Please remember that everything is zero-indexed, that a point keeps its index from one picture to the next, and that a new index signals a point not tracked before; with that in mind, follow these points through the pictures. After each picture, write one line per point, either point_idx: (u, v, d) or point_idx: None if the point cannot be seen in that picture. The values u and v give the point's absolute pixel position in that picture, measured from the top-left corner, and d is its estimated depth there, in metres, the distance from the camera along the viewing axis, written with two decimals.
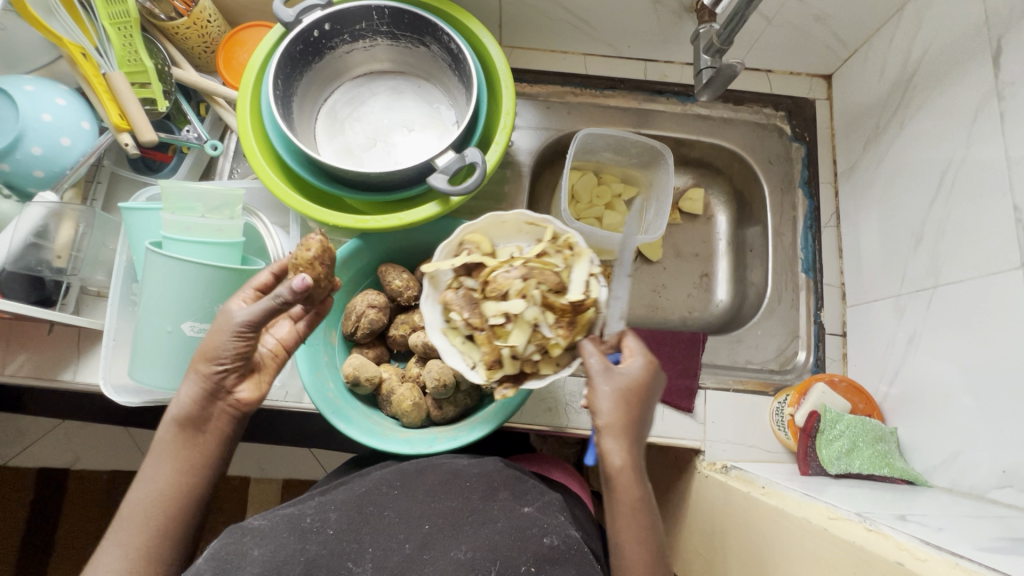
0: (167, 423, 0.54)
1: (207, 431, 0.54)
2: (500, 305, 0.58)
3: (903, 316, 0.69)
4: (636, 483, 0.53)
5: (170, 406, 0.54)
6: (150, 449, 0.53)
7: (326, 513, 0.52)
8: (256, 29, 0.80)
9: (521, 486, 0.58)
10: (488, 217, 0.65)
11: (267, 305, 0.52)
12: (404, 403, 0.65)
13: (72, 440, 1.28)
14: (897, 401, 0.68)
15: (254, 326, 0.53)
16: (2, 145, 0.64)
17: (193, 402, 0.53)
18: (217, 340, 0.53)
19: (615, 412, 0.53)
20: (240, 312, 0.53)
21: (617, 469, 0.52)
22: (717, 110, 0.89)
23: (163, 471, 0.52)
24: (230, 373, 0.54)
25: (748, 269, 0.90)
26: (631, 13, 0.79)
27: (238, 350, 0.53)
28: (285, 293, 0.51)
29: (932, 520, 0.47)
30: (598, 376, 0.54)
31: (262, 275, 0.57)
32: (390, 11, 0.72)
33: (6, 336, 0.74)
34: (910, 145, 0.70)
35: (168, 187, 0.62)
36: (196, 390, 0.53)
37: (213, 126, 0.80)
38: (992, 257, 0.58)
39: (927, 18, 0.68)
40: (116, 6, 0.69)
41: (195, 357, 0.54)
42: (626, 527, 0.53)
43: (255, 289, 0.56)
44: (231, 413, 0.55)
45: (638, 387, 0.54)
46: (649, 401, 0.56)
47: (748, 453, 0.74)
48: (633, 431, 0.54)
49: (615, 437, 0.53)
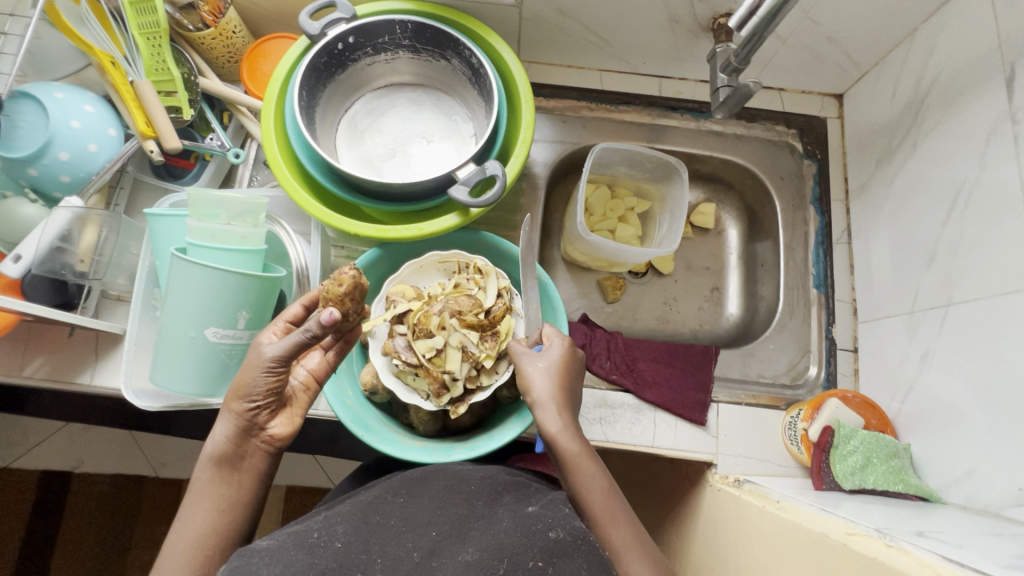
0: (203, 463, 0.54)
1: (242, 468, 0.55)
2: (429, 341, 0.63)
3: (917, 333, 0.70)
4: (578, 441, 0.56)
5: (205, 445, 0.55)
6: (187, 490, 0.53)
7: (333, 527, 0.49)
8: (279, 41, 0.81)
9: (526, 489, 0.57)
10: (408, 266, 0.69)
11: (296, 340, 0.53)
12: (419, 414, 0.67)
13: (76, 443, 1.28)
14: (910, 417, 0.69)
15: (284, 361, 0.53)
16: (31, 150, 0.65)
17: (227, 439, 0.54)
18: (248, 376, 0.54)
19: (543, 383, 0.59)
20: (270, 346, 0.53)
21: (556, 433, 0.56)
22: (730, 127, 0.90)
23: (201, 510, 0.52)
24: (262, 409, 0.55)
25: (758, 284, 0.91)
26: (648, 31, 0.80)
27: (269, 385, 0.54)
28: (313, 327, 0.52)
29: (950, 537, 0.47)
30: (523, 359, 0.61)
31: (293, 307, 0.59)
32: (413, 25, 0.74)
33: (24, 339, 0.74)
34: (924, 164, 0.71)
35: (194, 197, 0.63)
36: (231, 427, 0.54)
37: (236, 134, 0.81)
38: (1007, 276, 0.59)
39: (940, 42, 0.69)
40: (145, 17, 0.70)
41: (228, 396, 0.55)
42: (587, 485, 0.54)
43: (285, 322, 0.58)
44: (265, 449, 0.56)
45: (562, 362, 0.61)
46: (574, 372, 0.62)
47: (760, 467, 0.75)
48: (565, 401, 0.59)
49: (546, 405, 0.58)
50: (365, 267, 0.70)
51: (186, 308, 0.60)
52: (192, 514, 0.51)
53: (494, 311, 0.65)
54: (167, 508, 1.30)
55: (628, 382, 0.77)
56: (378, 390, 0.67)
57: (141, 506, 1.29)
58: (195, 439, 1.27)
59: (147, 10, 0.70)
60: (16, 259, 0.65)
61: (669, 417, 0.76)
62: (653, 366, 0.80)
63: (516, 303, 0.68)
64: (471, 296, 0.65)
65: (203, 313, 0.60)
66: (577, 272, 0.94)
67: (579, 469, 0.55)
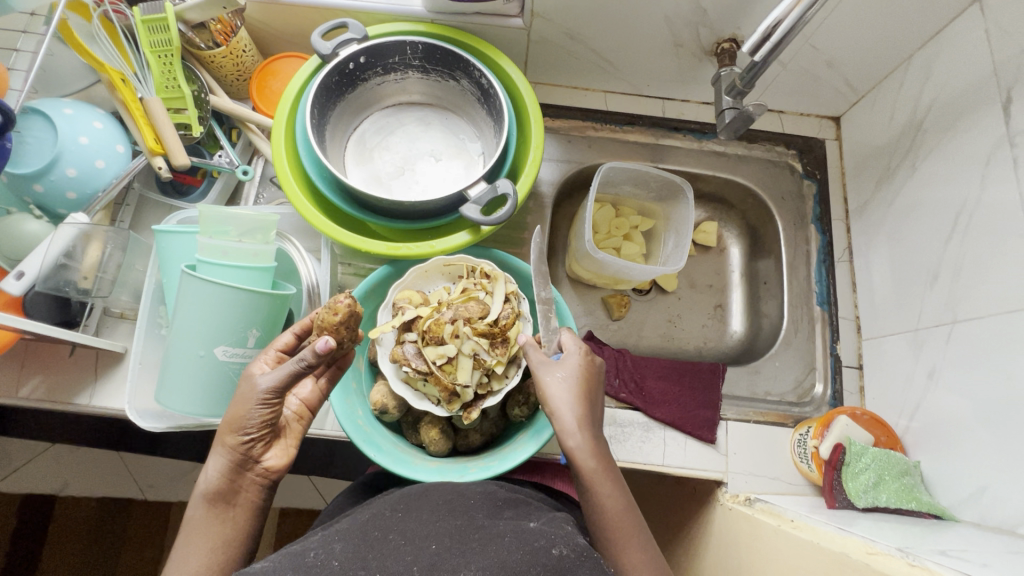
0: (195, 500, 0.52)
1: (237, 503, 0.52)
2: (439, 349, 0.62)
3: (922, 350, 0.71)
4: (596, 458, 0.55)
5: (198, 480, 0.52)
6: (179, 529, 0.50)
7: (331, 545, 0.48)
8: (290, 60, 0.82)
9: (525, 507, 0.57)
10: (413, 272, 0.68)
11: (290, 370, 0.52)
12: (429, 432, 0.65)
13: (61, 465, 1.24)
14: (918, 435, 0.69)
15: (279, 392, 0.52)
16: (38, 166, 0.65)
17: (221, 474, 0.52)
18: (241, 409, 0.52)
19: (562, 396, 0.57)
20: (263, 377, 0.52)
21: (574, 449, 0.55)
22: (732, 147, 0.92)
23: (196, 548, 0.49)
24: (258, 441, 0.53)
25: (761, 302, 0.92)
26: (653, 55, 0.82)
27: (264, 418, 0.52)
28: (307, 356, 0.51)
29: (973, 556, 0.47)
30: (541, 369, 0.60)
31: (285, 336, 0.58)
32: (424, 46, 0.75)
33: (22, 357, 0.73)
34: (924, 185, 0.73)
35: (204, 212, 0.62)
36: (224, 462, 0.52)
37: (244, 150, 0.81)
38: (1012, 294, 0.60)
39: (935, 68, 0.72)
40: (157, 35, 0.70)
41: (220, 430, 0.53)
42: (604, 503, 0.54)
43: (277, 351, 0.57)
44: (261, 483, 0.54)
45: (582, 372, 0.60)
46: (592, 383, 0.60)
47: (771, 485, 0.74)
48: (585, 414, 0.57)
49: (565, 416, 0.56)
50: (376, 284, 0.70)
51: (196, 326, 0.59)
52: (185, 553, 0.49)
53: (502, 317, 0.64)
54: (157, 532, 1.26)
55: (638, 401, 0.77)
56: (389, 409, 0.65)
57: (129, 531, 1.25)
58: (187, 460, 1.24)
59: (160, 28, 0.70)
60: (19, 276, 0.63)
61: (679, 435, 0.76)
62: (662, 384, 0.79)
63: (523, 306, 0.68)
64: (479, 302, 0.65)
65: (212, 331, 0.59)
66: (582, 289, 0.94)
67: (597, 488, 0.54)
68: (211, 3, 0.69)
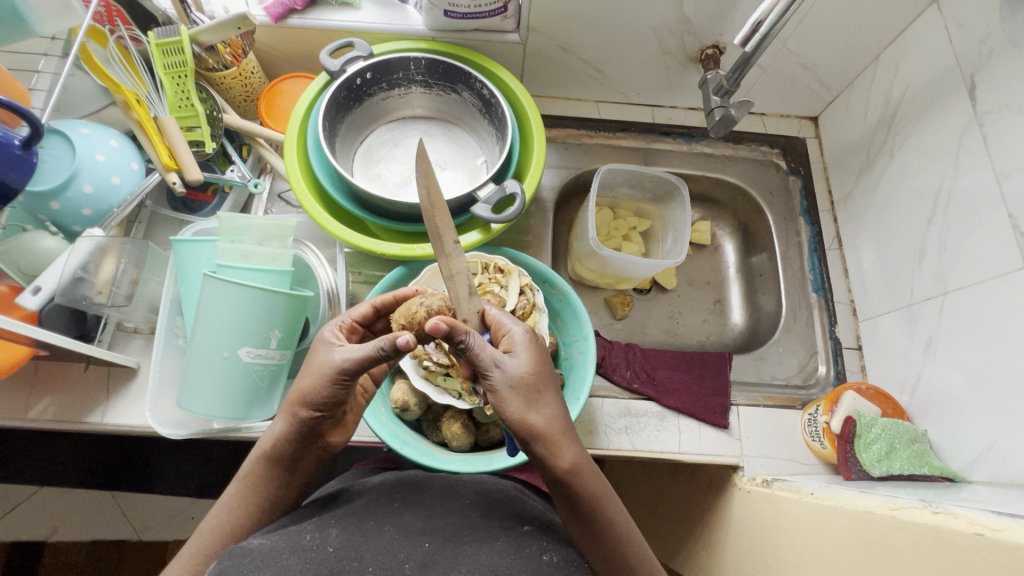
0: (256, 455, 0.54)
1: (296, 469, 0.55)
2: None
3: (917, 324, 0.74)
4: (589, 475, 0.49)
5: (264, 438, 0.54)
6: (236, 474, 0.54)
7: (326, 530, 0.48)
8: (295, 80, 0.85)
9: (520, 506, 0.58)
10: (428, 270, 0.70)
11: (367, 354, 0.50)
12: (451, 427, 0.65)
13: (49, 510, 1.19)
14: (923, 405, 0.72)
15: (352, 373, 0.50)
16: (54, 184, 0.65)
17: (286, 442, 0.53)
18: (314, 385, 0.51)
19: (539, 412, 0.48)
20: (340, 354, 0.51)
21: (573, 468, 0.48)
22: (719, 149, 0.97)
23: (242, 501, 0.53)
24: (325, 420, 0.53)
25: (758, 294, 0.95)
26: (640, 65, 0.88)
27: (333, 397, 0.51)
28: (384, 343, 0.49)
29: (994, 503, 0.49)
30: (507, 381, 0.48)
31: (363, 306, 0.59)
32: (426, 62, 0.79)
33: (31, 379, 0.72)
34: (904, 170, 0.78)
35: (224, 219, 0.64)
36: (292, 431, 0.53)
37: (254, 165, 0.84)
38: (995, 261, 0.64)
39: (902, 65, 0.78)
40: (171, 57, 0.73)
41: (291, 396, 0.53)
42: (609, 512, 0.50)
43: (353, 319, 0.58)
44: (320, 455, 0.56)
45: (535, 377, 0.49)
46: (555, 391, 0.51)
47: (786, 466, 0.76)
48: (568, 428, 0.50)
49: (560, 436, 0.49)
50: (391, 285, 0.71)
51: (220, 329, 0.59)
52: (236, 504, 0.53)
53: (518, 309, 0.66)
54: (158, 570, 1.22)
55: (650, 391, 0.79)
56: (410, 407, 0.65)
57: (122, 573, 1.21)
58: (186, 495, 1.19)
59: (175, 51, 0.73)
60: (35, 291, 0.62)
61: (692, 422, 0.78)
62: (672, 374, 0.81)
63: (538, 298, 0.69)
64: (495, 295, 0.66)
65: (236, 333, 0.60)
66: (586, 290, 0.97)
67: (601, 502, 0.50)
68: (225, 25, 0.72)
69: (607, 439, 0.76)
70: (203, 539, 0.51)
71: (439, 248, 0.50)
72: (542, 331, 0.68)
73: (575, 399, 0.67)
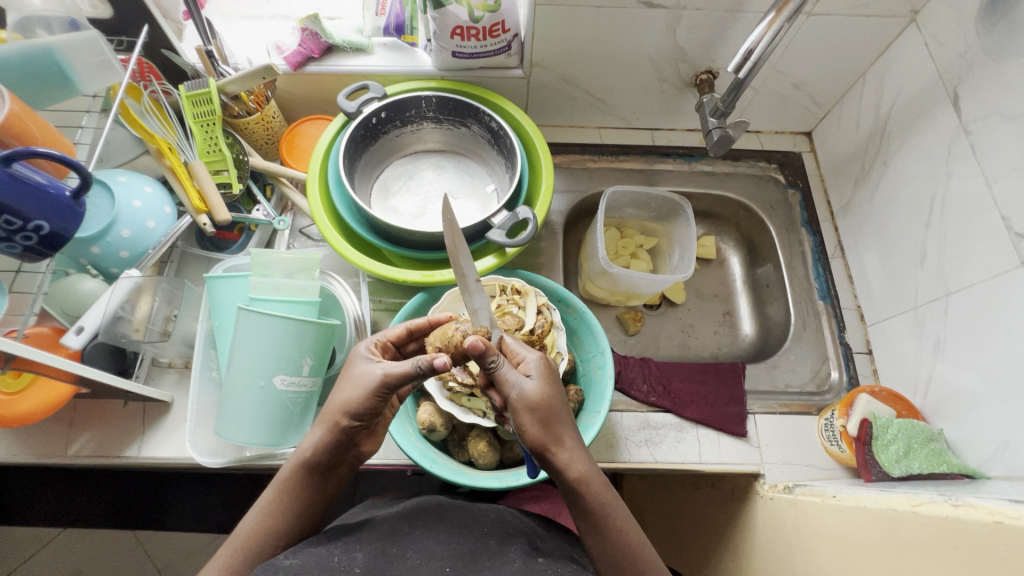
0: (293, 460, 0.56)
1: (331, 477, 0.57)
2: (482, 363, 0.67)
3: (924, 326, 0.76)
4: (598, 485, 0.52)
5: (302, 447, 0.56)
6: (274, 477, 0.56)
7: (352, 553, 0.51)
8: (313, 122, 0.91)
9: (536, 539, 0.58)
10: (449, 296, 0.73)
11: (405, 371, 0.54)
12: (478, 445, 0.67)
13: (74, 550, 1.20)
14: (936, 405, 0.73)
15: (392, 385, 0.54)
16: (96, 230, 0.69)
17: (325, 451, 0.55)
18: (355, 395, 0.55)
19: (550, 425, 0.52)
20: (380, 368, 0.55)
21: (580, 477, 0.51)
22: (719, 167, 1.01)
23: (283, 509, 0.55)
24: (363, 429, 0.56)
25: (766, 304, 0.97)
26: (638, 91, 0.92)
27: (372, 407, 0.55)
28: (423, 361, 0.53)
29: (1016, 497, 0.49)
30: (520, 398, 0.51)
31: (396, 328, 0.64)
32: (437, 99, 0.84)
33: (71, 416, 0.75)
34: (899, 178, 0.81)
35: (255, 257, 0.68)
36: (331, 441, 0.55)
37: (278, 204, 0.88)
38: (992, 262, 0.66)
39: (887, 80, 0.82)
40: (200, 106, 0.78)
41: (328, 407, 0.56)
42: (617, 519, 0.52)
43: (386, 339, 0.63)
44: (353, 464, 0.59)
45: (548, 392, 0.53)
46: (567, 413, 0.54)
47: (807, 472, 0.77)
48: (575, 439, 0.53)
49: (570, 449, 0.52)
50: (413, 311, 0.74)
51: (257, 356, 0.62)
52: (273, 508, 0.55)
53: (537, 327, 0.68)
54: None
55: (667, 403, 0.81)
56: (436, 426, 0.68)
57: None
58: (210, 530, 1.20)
59: (203, 101, 0.78)
60: (79, 331, 0.65)
61: (711, 432, 0.79)
62: (688, 385, 0.83)
63: (554, 316, 0.72)
64: (514, 315, 0.69)
65: (271, 360, 0.62)
66: (598, 308, 0.99)
67: (609, 513, 0.52)
68: (251, 75, 0.77)
69: (628, 452, 0.78)
70: (242, 539, 0.53)
71: (463, 280, 0.55)
72: (561, 348, 0.71)
73: (596, 413, 0.69)
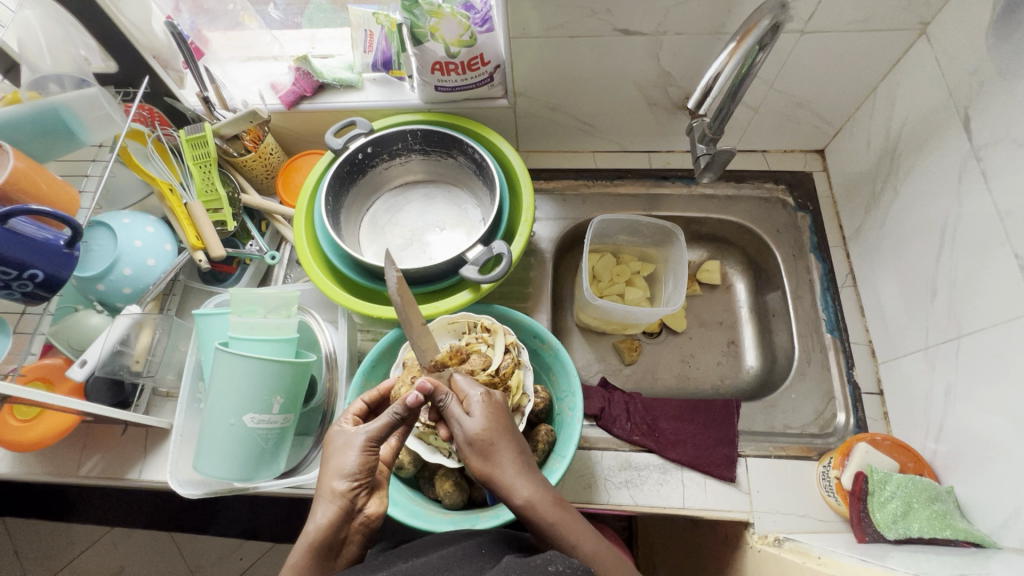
0: (298, 547, 0.51)
1: (340, 555, 0.53)
2: None
3: (937, 368, 0.69)
4: (548, 506, 0.51)
5: (304, 530, 0.52)
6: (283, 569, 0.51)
7: None
8: (309, 157, 0.94)
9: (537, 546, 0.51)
10: None
11: (384, 422, 0.55)
12: (443, 485, 0.68)
13: (117, 549, 1.27)
14: (947, 458, 0.66)
15: (379, 437, 0.56)
16: (100, 269, 0.74)
17: (331, 528, 0.52)
18: (343, 457, 0.55)
19: (489, 452, 0.53)
20: (360, 429, 0.56)
21: (524, 504, 0.51)
22: (721, 189, 0.96)
23: None
24: (361, 489, 0.55)
25: (773, 333, 0.92)
26: (630, 115, 0.90)
27: (366, 462, 0.55)
28: (398, 408, 0.55)
29: None
30: (464, 438, 0.54)
31: (356, 403, 0.63)
32: (422, 133, 0.85)
33: (83, 440, 0.81)
34: (913, 203, 0.73)
35: (237, 294, 0.71)
36: (337, 511, 0.53)
37: (272, 239, 0.92)
38: (1008, 303, 0.59)
39: (897, 99, 0.75)
40: (198, 149, 0.83)
41: (323, 479, 0.55)
42: (572, 540, 0.50)
43: (353, 415, 0.61)
44: (362, 532, 0.56)
45: (481, 423, 0.54)
46: (512, 442, 0.54)
47: (803, 523, 0.71)
48: (520, 464, 0.53)
49: (510, 478, 0.52)
50: (388, 345, 0.75)
51: (228, 397, 0.65)
52: None
53: (502, 366, 0.67)
54: None
55: (651, 442, 0.78)
56: (404, 464, 0.69)
57: None
58: (233, 538, 1.25)
59: (200, 144, 0.83)
60: (82, 364, 0.70)
61: (697, 475, 0.75)
62: (675, 424, 0.80)
63: (523, 355, 0.71)
64: (481, 354, 0.68)
65: (242, 401, 0.65)
66: (593, 337, 0.97)
67: (562, 533, 0.50)
68: (240, 119, 0.83)
69: (607, 494, 0.75)
70: None
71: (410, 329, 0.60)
72: (527, 388, 0.70)
73: (562, 457, 0.67)
